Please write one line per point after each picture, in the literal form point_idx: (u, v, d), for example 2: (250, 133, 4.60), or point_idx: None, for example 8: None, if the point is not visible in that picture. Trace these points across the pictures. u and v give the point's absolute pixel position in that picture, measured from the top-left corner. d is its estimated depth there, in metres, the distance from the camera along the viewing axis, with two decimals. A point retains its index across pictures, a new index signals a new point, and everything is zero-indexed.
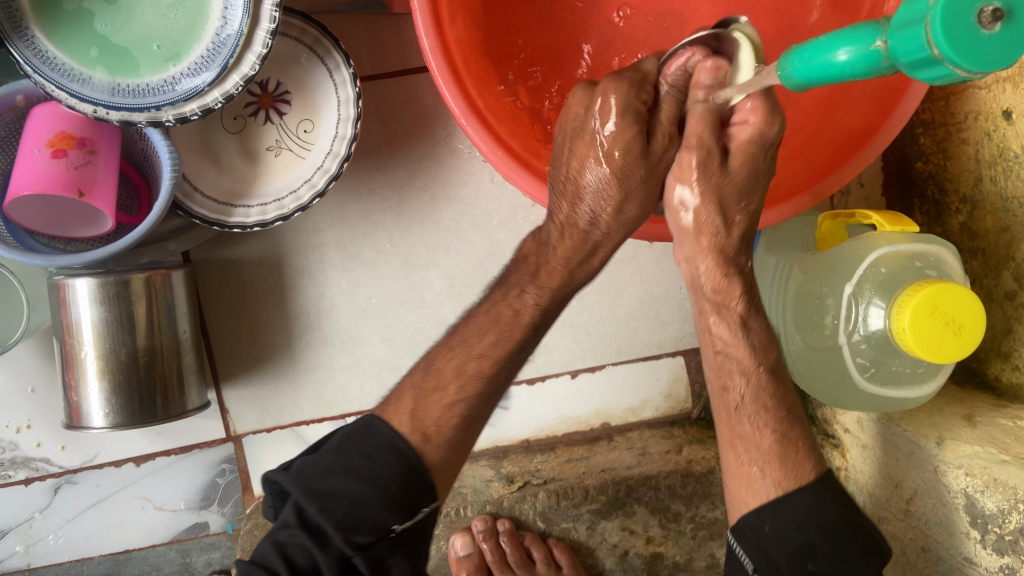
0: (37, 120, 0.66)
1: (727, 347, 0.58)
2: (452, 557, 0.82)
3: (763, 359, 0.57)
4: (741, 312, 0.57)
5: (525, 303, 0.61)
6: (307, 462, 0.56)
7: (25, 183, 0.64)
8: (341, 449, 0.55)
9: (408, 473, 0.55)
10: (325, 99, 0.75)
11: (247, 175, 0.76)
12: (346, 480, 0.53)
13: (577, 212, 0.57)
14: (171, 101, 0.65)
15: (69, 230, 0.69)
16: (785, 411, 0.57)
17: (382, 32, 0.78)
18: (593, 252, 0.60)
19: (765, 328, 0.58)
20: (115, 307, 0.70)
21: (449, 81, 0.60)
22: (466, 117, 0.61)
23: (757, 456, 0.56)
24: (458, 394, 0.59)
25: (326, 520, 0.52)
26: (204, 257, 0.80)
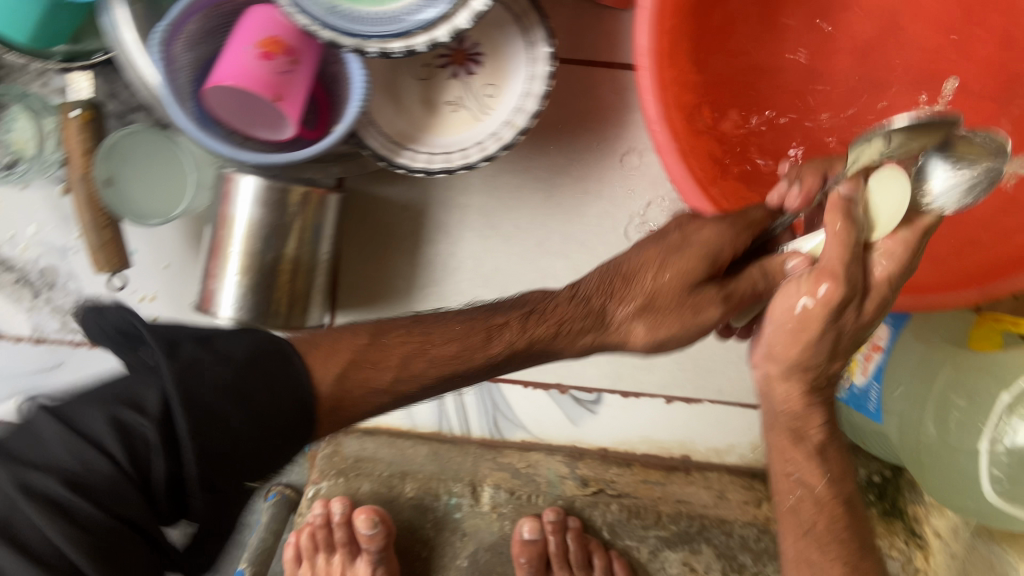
0: (253, 20, 0.69)
1: (798, 471, 0.59)
2: (517, 538, 0.85)
3: (837, 490, 0.60)
4: (818, 441, 0.58)
5: (502, 339, 0.61)
6: (201, 353, 0.50)
7: (230, 74, 0.67)
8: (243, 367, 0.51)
9: (299, 411, 0.54)
10: (516, 69, 0.75)
11: (422, 122, 0.78)
12: (225, 403, 0.49)
13: (605, 298, 0.60)
14: (382, 35, 0.67)
15: (250, 130, 0.72)
16: (857, 542, 0.59)
17: (584, 19, 0.79)
18: (601, 329, 0.61)
19: (837, 457, 0.59)
20: (272, 212, 0.73)
21: (653, 90, 0.61)
22: (658, 124, 0.61)
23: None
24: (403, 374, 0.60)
25: (184, 419, 0.47)
26: (357, 188, 0.82)
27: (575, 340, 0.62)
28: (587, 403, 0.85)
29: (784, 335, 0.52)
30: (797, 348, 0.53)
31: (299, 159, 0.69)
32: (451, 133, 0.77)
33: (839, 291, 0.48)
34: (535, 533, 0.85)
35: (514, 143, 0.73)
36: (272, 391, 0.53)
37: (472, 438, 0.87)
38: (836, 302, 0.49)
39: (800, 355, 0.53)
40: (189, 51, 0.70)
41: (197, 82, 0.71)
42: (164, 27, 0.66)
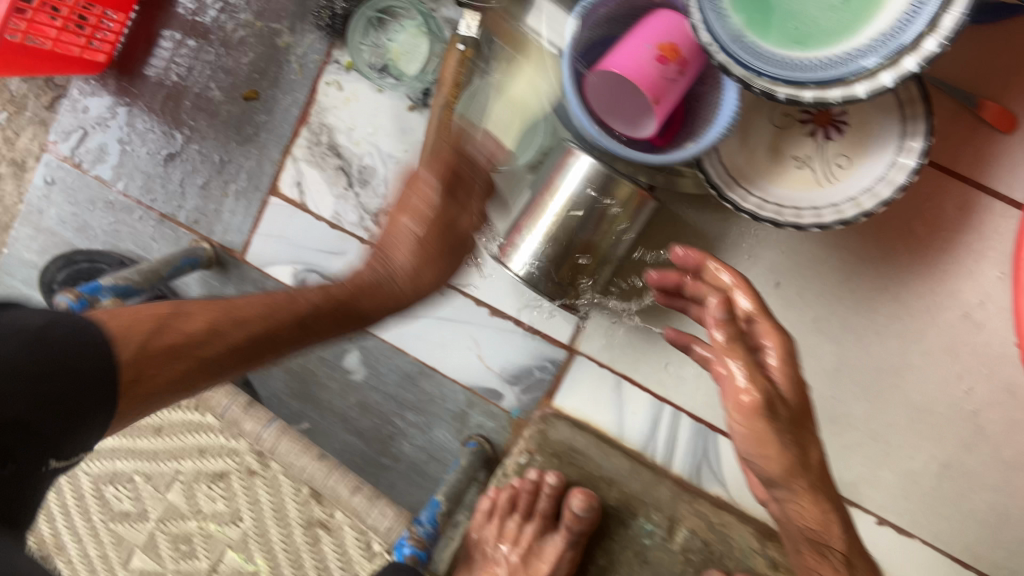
0: (659, 22, 0.71)
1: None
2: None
3: None
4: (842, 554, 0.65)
5: (389, 268, 0.74)
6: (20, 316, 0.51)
7: (620, 63, 0.70)
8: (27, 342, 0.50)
9: (100, 379, 0.52)
10: (879, 150, 0.73)
11: (762, 168, 0.78)
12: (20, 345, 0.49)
13: (400, 247, 0.74)
14: (774, 77, 0.64)
15: (611, 117, 0.74)
16: None
17: (956, 126, 0.78)
18: (390, 275, 0.74)
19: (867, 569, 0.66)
20: (595, 194, 0.75)
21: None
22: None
23: None
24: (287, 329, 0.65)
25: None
26: (667, 204, 0.84)
27: (418, 275, 0.75)
28: None
29: (759, 429, 0.59)
30: (756, 446, 0.60)
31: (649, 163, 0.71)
32: (788, 189, 0.77)
33: (746, 365, 0.59)
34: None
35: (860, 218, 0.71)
36: (84, 357, 0.52)
37: (671, 473, 0.88)
38: (763, 416, 0.59)
39: (764, 453, 0.60)
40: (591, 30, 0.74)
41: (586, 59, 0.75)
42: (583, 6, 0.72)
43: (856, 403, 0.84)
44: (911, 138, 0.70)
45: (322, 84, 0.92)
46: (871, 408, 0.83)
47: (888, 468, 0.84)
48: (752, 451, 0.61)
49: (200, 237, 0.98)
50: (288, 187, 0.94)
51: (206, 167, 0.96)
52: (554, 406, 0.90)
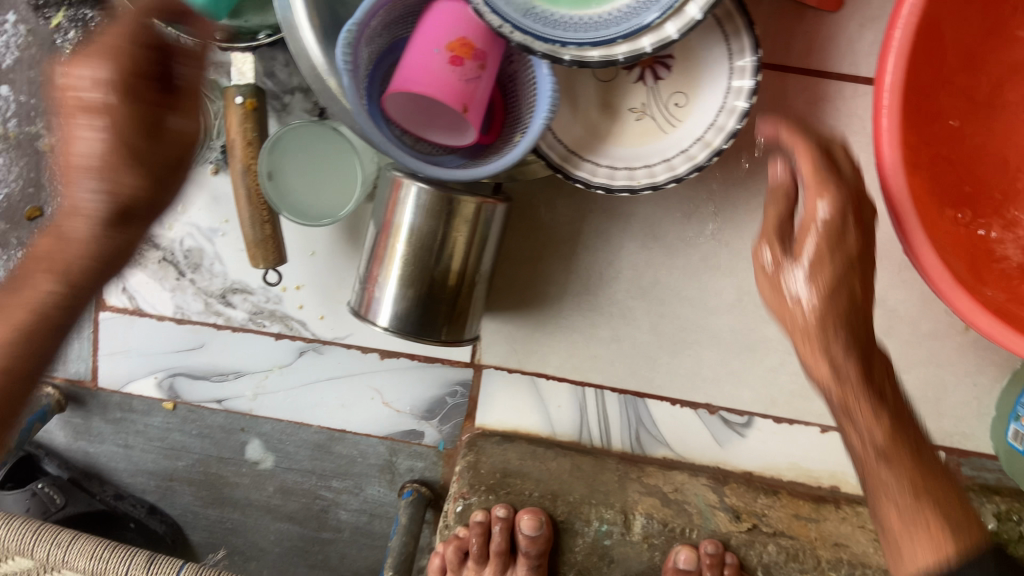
0: (440, 17, 0.63)
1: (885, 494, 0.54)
2: (670, 566, 0.76)
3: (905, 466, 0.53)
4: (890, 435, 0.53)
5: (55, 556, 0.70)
6: None
7: (420, 82, 0.61)
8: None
9: None
10: (712, 79, 0.68)
11: (601, 129, 0.72)
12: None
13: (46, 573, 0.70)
14: (580, 43, 0.61)
15: (422, 133, 0.66)
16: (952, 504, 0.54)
17: (783, 17, 0.72)
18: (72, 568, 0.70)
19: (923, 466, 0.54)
20: (439, 223, 0.68)
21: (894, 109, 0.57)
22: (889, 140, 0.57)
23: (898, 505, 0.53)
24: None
25: None
26: (519, 190, 0.78)
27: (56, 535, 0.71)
28: (738, 426, 0.84)
29: (760, 280, 0.54)
30: (815, 275, 0.51)
31: (485, 176, 0.63)
32: (634, 144, 0.72)
33: (772, 219, 0.53)
34: (693, 565, 0.74)
35: (719, 152, 0.67)
36: None
37: (613, 451, 0.85)
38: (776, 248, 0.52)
39: (823, 305, 0.51)
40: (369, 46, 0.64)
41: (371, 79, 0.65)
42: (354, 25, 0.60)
43: (769, 325, 0.81)
44: (741, 59, 0.66)
45: None
46: None
47: None
48: (765, 300, 0.54)
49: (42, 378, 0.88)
50: (115, 296, 0.84)
51: None
52: (477, 427, 0.85)
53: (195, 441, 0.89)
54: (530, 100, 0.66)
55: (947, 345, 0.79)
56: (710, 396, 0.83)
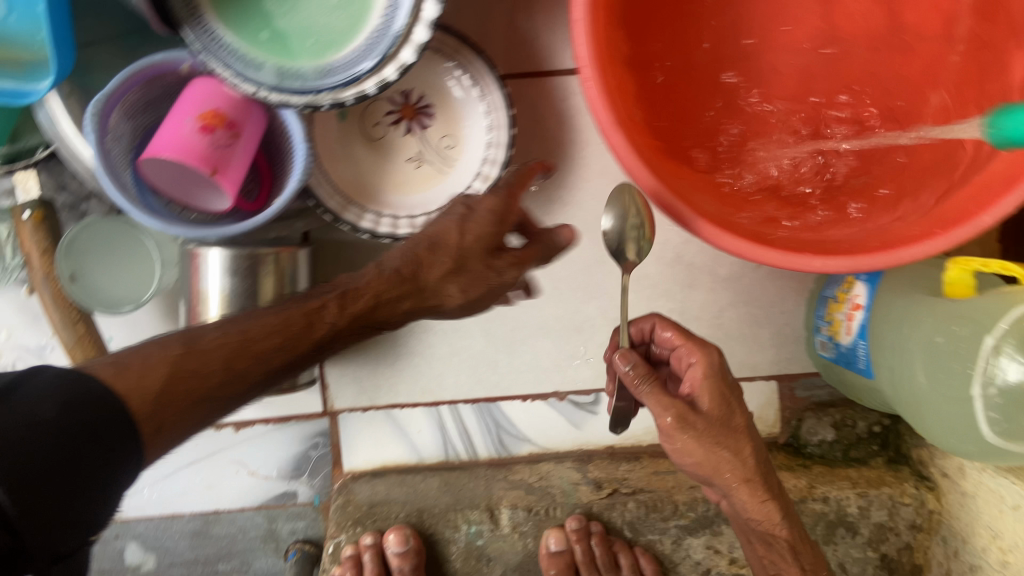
0: (195, 92, 0.68)
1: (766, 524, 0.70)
2: (544, 551, 0.84)
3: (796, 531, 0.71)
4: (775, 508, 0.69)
5: None
6: None
7: (166, 145, 0.66)
8: (67, 411, 0.47)
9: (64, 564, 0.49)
10: (470, 119, 0.78)
11: (376, 176, 0.78)
12: (53, 443, 0.46)
13: None
14: (332, 86, 0.67)
15: (188, 199, 0.70)
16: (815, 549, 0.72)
17: (518, 33, 0.80)
18: None
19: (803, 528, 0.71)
20: (243, 280, 0.73)
21: (602, 106, 0.56)
22: (609, 132, 0.57)
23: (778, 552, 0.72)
24: (282, 325, 0.60)
25: None
26: (323, 237, 0.81)
27: None
28: (587, 406, 0.88)
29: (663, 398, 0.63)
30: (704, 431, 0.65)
31: (241, 231, 0.67)
32: (414, 191, 0.78)
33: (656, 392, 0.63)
34: (561, 544, 0.83)
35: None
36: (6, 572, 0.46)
37: (482, 461, 0.88)
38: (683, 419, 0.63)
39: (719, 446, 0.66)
40: (127, 122, 0.69)
41: (133, 155, 0.70)
42: (100, 98, 0.65)
43: (589, 305, 0.86)
44: (494, 98, 0.76)
45: None
46: (601, 301, 0.86)
47: None
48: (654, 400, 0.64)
49: None
50: None
51: None
52: (346, 472, 0.87)
53: None
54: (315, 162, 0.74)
55: (750, 283, 0.86)
56: (556, 384, 0.87)
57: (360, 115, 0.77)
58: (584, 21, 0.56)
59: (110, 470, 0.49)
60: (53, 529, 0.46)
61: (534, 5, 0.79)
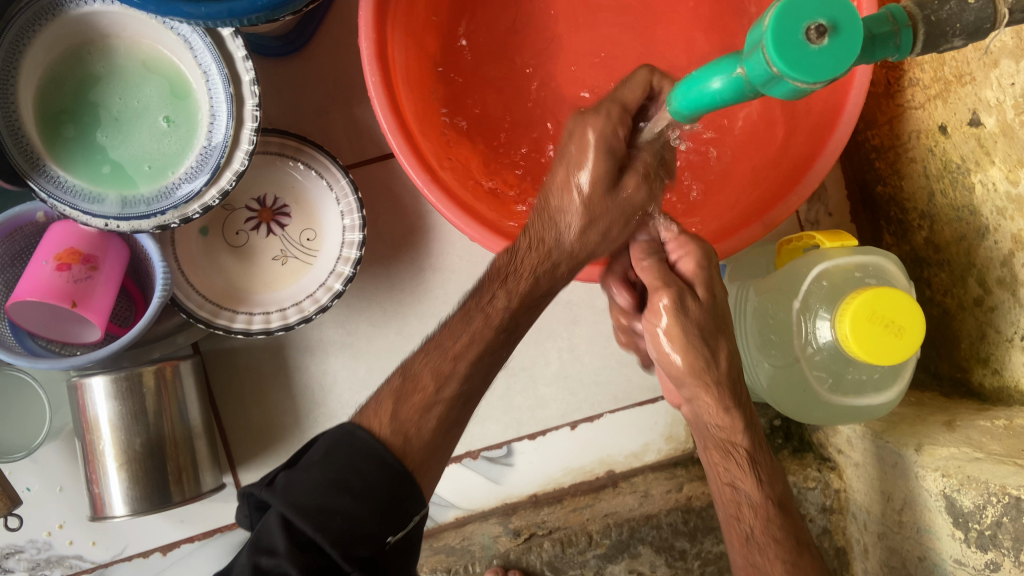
0: (51, 236, 0.73)
1: (735, 480, 0.65)
2: None
3: (768, 491, 0.64)
4: (745, 448, 0.64)
5: None
6: (292, 477, 0.57)
7: (26, 289, 0.71)
8: (329, 463, 0.57)
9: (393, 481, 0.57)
10: (324, 209, 0.83)
11: (246, 280, 0.83)
12: (336, 497, 0.55)
13: None
14: (174, 204, 0.71)
15: (63, 334, 0.75)
16: (794, 540, 0.63)
17: (358, 123, 0.86)
18: None
19: (767, 463, 0.65)
20: (128, 400, 0.76)
21: (422, 172, 0.68)
22: (427, 189, 0.68)
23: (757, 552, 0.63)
24: (437, 395, 0.60)
25: (322, 538, 0.53)
26: (213, 348, 0.85)
27: None
28: (501, 459, 0.89)
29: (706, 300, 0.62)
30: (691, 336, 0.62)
31: (109, 354, 0.71)
32: (285, 286, 0.83)
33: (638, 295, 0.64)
34: None
35: (353, 274, 0.81)
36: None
37: None
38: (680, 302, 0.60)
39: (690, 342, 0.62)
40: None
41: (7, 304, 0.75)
42: None
43: None
44: (340, 184, 0.81)
45: None
46: None
47: (543, 387, 0.89)
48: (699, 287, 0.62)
49: None
50: None
51: None
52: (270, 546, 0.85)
53: None
54: (179, 277, 0.78)
55: None
56: (467, 444, 0.88)
57: (221, 226, 0.83)
58: (387, 103, 0.67)
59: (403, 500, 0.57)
60: (388, 518, 0.56)
61: (366, 98, 0.86)
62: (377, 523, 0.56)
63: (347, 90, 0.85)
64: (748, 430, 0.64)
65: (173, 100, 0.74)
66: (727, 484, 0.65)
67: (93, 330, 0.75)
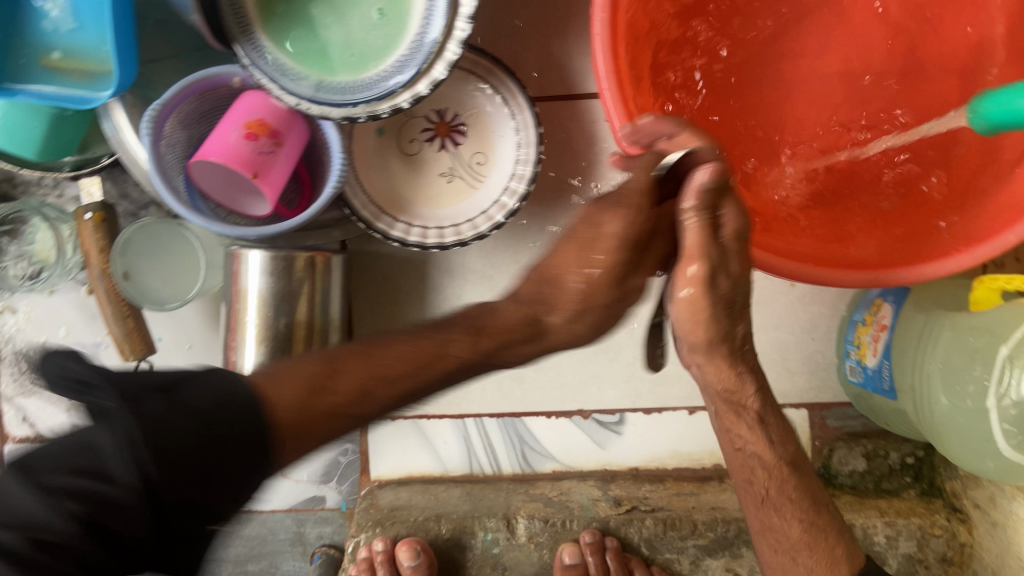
0: (243, 102, 0.74)
1: (746, 444, 0.64)
2: (558, 563, 0.86)
3: (781, 453, 0.64)
4: (756, 410, 0.63)
5: None
6: (168, 404, 0.45)
7: (214, 150, 0.71)
8: (205, 407, 0.46)
9: (251, 438, 0.47)
10: (501, 136, 0.81)
11: (410, 189, 0.82)
12: (206, 433, 0.45)
13: None
14: (366, 100, 0.70)
15: (232, 200, 0.76)
16: (809, 499, 0.65)
17: (551, 57, 0.84)
18: None
19: (778, 424, 0.64)
20: (281, 281, 0.77)
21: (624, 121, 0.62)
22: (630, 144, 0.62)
23: (788, 545, 0.65)
24: (358, 405, 0.53)
25: (220, 484, 0.45)
26: (360, 249, 0.86)
27: None
28: (611, 425, 0.88)
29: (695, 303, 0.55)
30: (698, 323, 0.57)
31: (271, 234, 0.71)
32: (445, 204, 0.82)
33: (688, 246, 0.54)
34: (575, 557, 0.85)
35: (516, 209, 0.79)
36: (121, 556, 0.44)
37: (505, 476, 0.89)
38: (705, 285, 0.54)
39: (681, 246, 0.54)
40: (182, 131, 0.74)
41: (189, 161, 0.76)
42: (157, 107, 0.70)
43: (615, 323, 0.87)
44: (523, 116, 0.79)
45: None
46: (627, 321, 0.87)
47: (672, 364, 0.87)
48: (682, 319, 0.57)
49: None
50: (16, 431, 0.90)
51: None
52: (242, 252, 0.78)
53: None
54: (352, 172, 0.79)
55: (779, 307, 0.86)
56: (581, 402, 0.88)
57: (398, 131, 0.82)
58: (607, 45, 0.61)
59: (234, 467, 0.46)
60: (228, 482, 0.46)
61: (567, 33, 0.83)
62: (245, 489, 0.47)
63: (548, 20, 0.83)
64: (758, 391, 0.62)
65: None
66: (738, 447, 0.64)
67: (262, 204, 0.76)
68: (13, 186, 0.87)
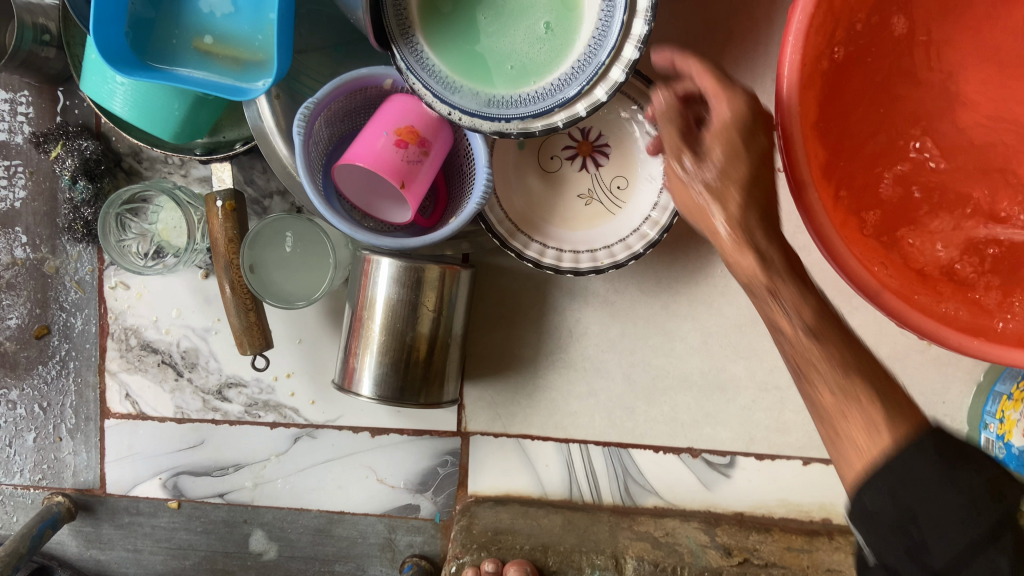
0: (393, 106, 0.71)
1: (773, 311, 0.50)
2: None
3: (807, 316, 0.49)
4: (777, 271, 0.50)
5: None
6: None
7: (362, 155, 0.69)
8: None
9: None
10: (646, 162, 0.78)
11: (546, 208, 0.80)
12: None
13: None
14: (522, 116, 0.68)
15: (368, 202, 0.74)
16: (856, 363, 0.48)
17: None
18: None
19: (798, 283, 0.49)
20: (409, 291, 0.74)
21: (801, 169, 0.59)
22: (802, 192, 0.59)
23: (863, 430, 0.46)
24: None
25: None
26: (483, 262, 0.84)
27: None
28: (721, 467, 0.86)
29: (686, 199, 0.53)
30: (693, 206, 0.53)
31: (409, 247, 0.69)
32: (581, 227, 0.79)
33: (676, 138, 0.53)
34: None
35: (657, 240, 0.75)
36: None
37: (605, 506, 0.87)
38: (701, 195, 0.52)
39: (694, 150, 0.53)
40: (327, 129, 0.73)
41: (327, 159, 0.74)
42: (310, 105, 0.68)
43: (736, 364, 0.84)
44: None
45: (107, 290, 0.87)
46: (749, 363, 0.84)
47: (790, 412, 0.84)
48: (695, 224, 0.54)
49: (51, 489, 0.92)
50: (116, 406, 0.89)
51: (30, 421, 0.91)
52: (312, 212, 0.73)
53: (201, 539, 0.92)
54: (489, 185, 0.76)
55: (912, 367, 0.82)
56: (691, 440, 0.85)
57: (540, 147, 0.80)
58: (796, 89, 0.58)
59: None
60: None
61: (723, 60, 0.79)
62: None
63: (705, 45, 0.79)
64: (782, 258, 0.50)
65: (559, 9, 0.69)
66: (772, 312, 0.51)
67: (400, 211, 0.74)
68: (139, 162, 0.85)
